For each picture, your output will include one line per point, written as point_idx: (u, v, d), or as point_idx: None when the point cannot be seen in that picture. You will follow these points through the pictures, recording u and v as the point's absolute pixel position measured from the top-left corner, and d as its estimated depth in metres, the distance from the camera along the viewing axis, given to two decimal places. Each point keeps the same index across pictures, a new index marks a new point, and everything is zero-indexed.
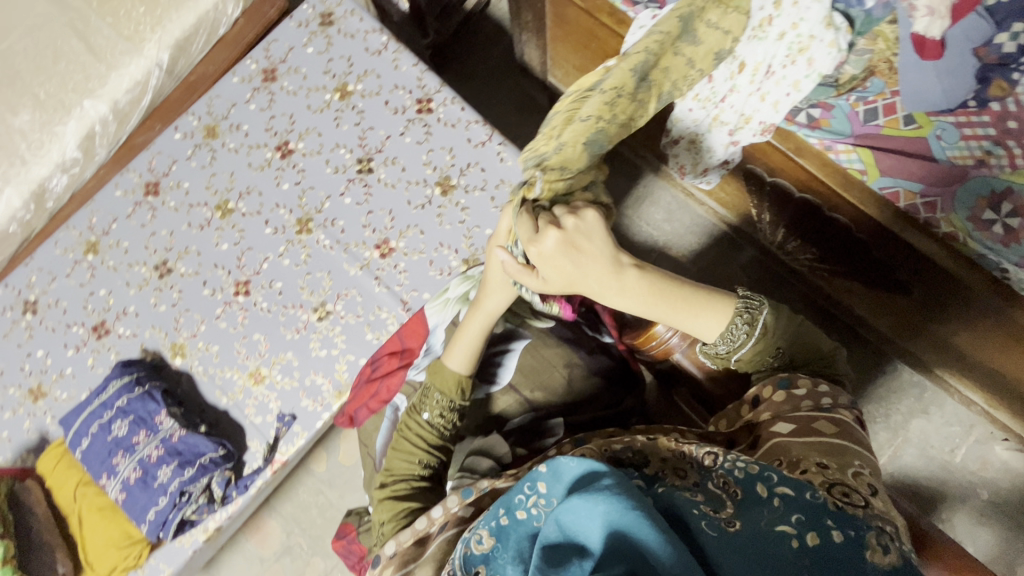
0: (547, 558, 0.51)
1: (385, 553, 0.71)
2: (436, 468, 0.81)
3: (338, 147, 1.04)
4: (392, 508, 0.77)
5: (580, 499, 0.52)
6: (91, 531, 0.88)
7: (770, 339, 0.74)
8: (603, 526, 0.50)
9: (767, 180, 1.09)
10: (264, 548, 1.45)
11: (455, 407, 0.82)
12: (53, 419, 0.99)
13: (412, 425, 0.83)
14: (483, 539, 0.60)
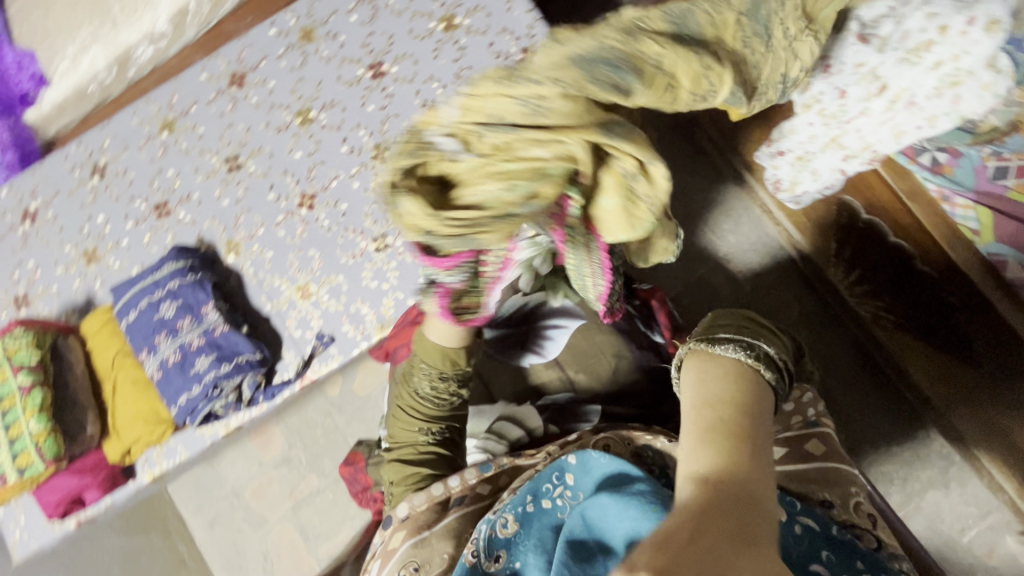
0: (571, 544, 0.62)
1: (398, 515, 0.74)
2: (442, 431, 0.82)
3: (432, 80, 1.00)
4: (401, 472, 0.80)
5: (610, 500, 0.63)
6: (122, 402, 0.89)
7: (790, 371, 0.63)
8: (627, 526, 0.60)
9: (861, 216, 1.02)
10: (265, 452, 1.50)
11: (446, 375, 0.80)
12: (102, 285, 1.01)
13: (404, 396, 0.83)
14: (508, 522, 0.68)
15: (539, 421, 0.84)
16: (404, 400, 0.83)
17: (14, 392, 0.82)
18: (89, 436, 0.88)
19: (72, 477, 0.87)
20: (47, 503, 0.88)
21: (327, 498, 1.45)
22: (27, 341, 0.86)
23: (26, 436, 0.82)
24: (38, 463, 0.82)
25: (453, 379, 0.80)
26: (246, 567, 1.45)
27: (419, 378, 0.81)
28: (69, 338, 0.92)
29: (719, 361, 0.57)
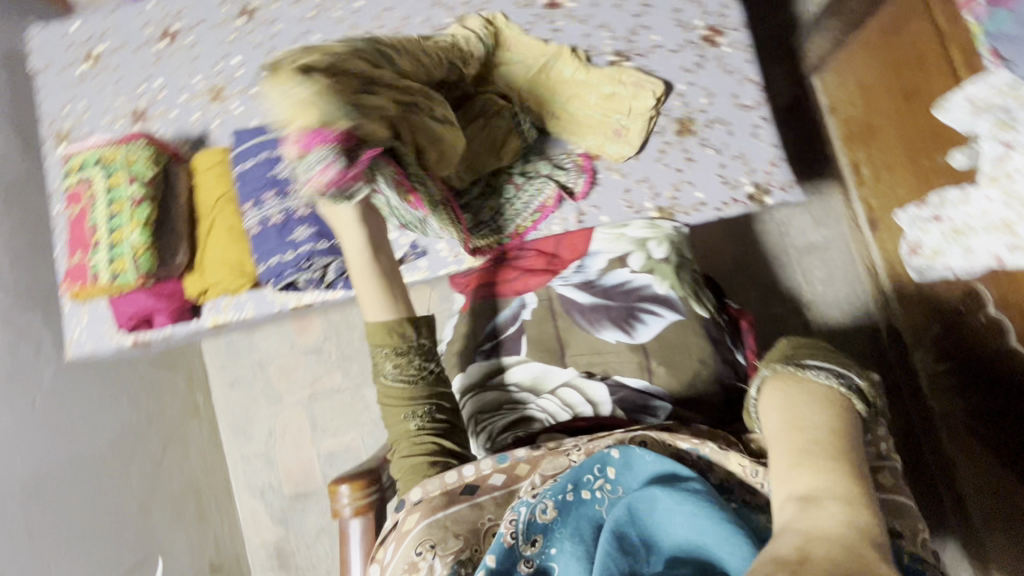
0: (626, 546, 0.55)
1: (410, 499, 0.69)
2: (430, 412, 0.77)
3: (605, 27, 0.94)
4: (403, 466, 0.74)
5: (668, 501, 0.56)
6: (215, 244, 0.90)
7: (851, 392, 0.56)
8: (691, 530, 0.54)
9: (989, 312, 0.92)
10: (301, 337, 1.52)
11: (405, 352, 0.78)
12: (220, 126, 1.00)
13: (381, 390, 0.79)
14: (550, 506, 0.61)
15: (605, 396, 0.82)
16: (383, 392, 0.79)
17: (126, 200, 0.83)
18: (176, 266, 0.88)
19: (150, 298, 0.89)
20: (121, 314, 0.91)
21: (346, 399, 1.48)
22: (147, 155, 0.85)
23: (126, 245, 0.82)
24: (129, 274, 0.82)
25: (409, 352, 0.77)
26: (252, 433, 1.51)
27: (383, 364, 0.77)
28: (180, 167, 0.92)
29: (806, 385, 0.54)
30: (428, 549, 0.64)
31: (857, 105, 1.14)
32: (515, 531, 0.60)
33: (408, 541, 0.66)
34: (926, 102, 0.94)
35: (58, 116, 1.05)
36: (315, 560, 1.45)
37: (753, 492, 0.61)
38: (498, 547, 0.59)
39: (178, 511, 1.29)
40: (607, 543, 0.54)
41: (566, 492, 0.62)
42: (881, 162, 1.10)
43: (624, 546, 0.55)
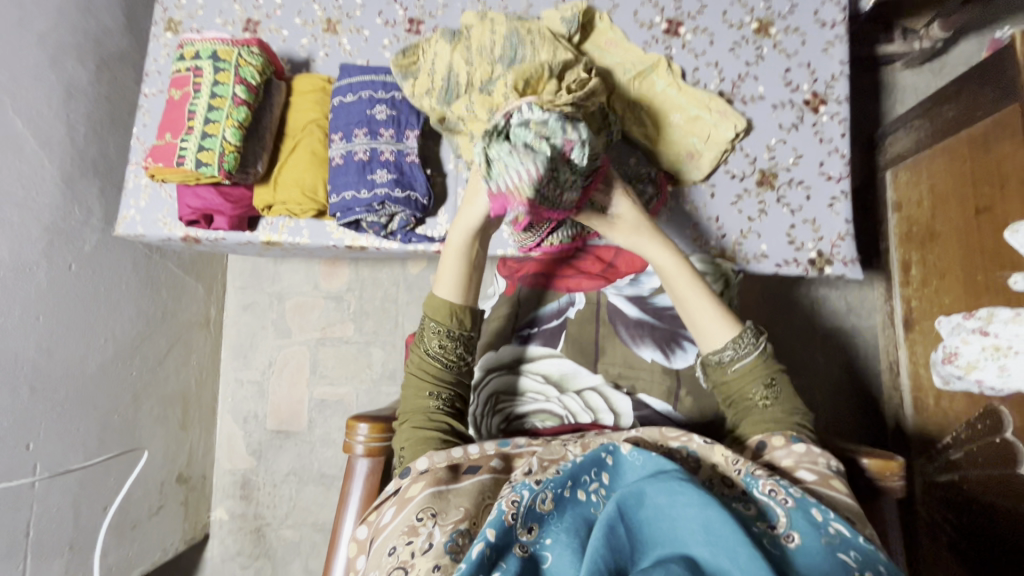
0: (612, 543, 0.43)
1: (415, 468, 0.60)
2: (451, 399, 0.72)
3: (715, 66, 0.97)
4: (411, 435, 0.67)
5: (660, 496, 0.46)
6: (293, 164, 0.91)
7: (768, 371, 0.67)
8: (691, 527, 0.43)
9: (1003, 434, 0.93)
10: (326, 281, 1.50)
11: (454, 334, 0.73)
12: (325, 57, 1.03)
13: (415, 359, 0.74)
14: (545, 499, 0.49)
15: (628, 410, 0.84)
16: (417, 361, 0.73)
17: (228, 98, 0.84)
18: (253, 173, 0.88)
19: (218, 197, 0.89)
20: (185, 206, 0.91)
21: (352, 352, 1.48)
22: (258, 62, 0.87)
23: (218, 139, 0.83)
24: (214, 167, 0.82)
25: (460, 340, 0.73)
26: (251, 360, 1.50)
27: (430, 339, 0.73)
28: (280, 82, 0.94)
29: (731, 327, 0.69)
30: (428, 517, 0.54)
31: (925, 208, 1.16)
32: (513, 514, 0.48)
33: (410, 507, 0.55)
34: (998, 221, 0.97)
35: (173, 4, 1.06)
36: (278, 500, 1.44)
37: (731, 485, 0.54)
38: (494, 524, 0.47)
39: (163, 414, 1.29)
40: (593, 539, 0.43)
41: (562, 488, 0.50)
42: (934, 267, 1.13)
43: (611, 543, 0.43)
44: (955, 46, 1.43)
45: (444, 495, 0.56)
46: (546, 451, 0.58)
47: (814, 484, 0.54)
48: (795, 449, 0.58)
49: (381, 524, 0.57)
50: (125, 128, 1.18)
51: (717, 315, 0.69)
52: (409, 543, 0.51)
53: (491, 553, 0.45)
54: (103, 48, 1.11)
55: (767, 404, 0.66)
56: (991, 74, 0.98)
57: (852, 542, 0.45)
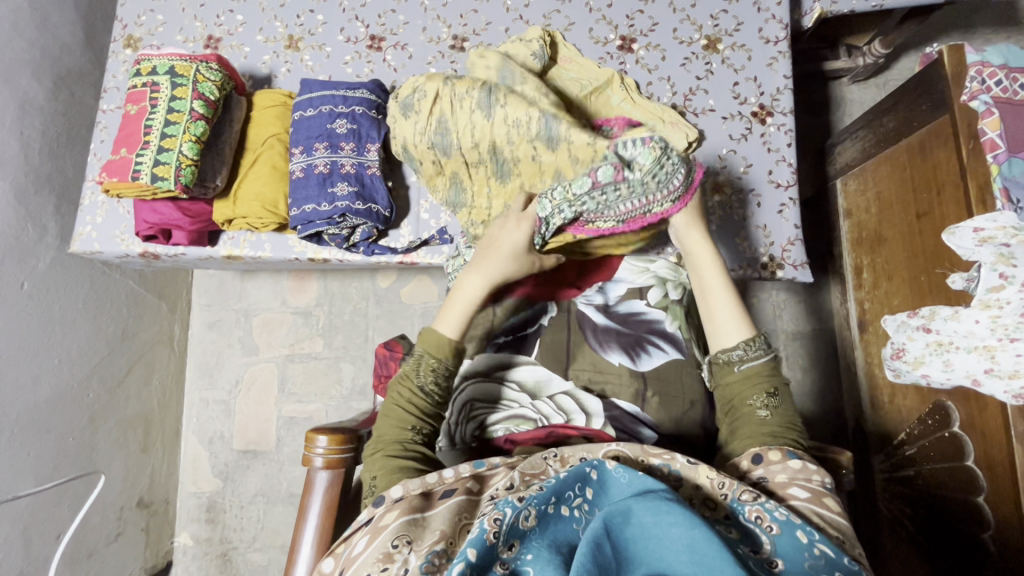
0: (599, 560, 0.41)
1: (390, 497, 0.58)
2: (429, 433, 0.71)
3: (667, 81, 1.01)
4: (384, 465, 0.65)
5: (647, 514, 0.44)
6: (253, 178, 0.91)
7: (773, 381, 0.67)
8: (675, 547, 0.42)
9: (952, 428, 0.98)
10: (294, 296, 1.49)
11: (449, 374, 0.72)
12: (287, 73, 1.04)
13: (400, 390, 0.71)
14: (528, 515, 0.48)
15: (598, 408, 0.85)
16: (402, 393, 0.70)
17: (186, 112, 0.84)
18: (213, 187, 0.88)
19: (177, 212, 0.88)
20: (142, 221, 0.89)
21: (321, 368, 1.46)
22: (217, 78, 0.87)
23: (174, 154, 0.82)
24: (170, 181, 0.82)
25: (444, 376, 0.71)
26: (217, 379, 1.47)
27: (421, 373, 0.71)
28: (241, 98, 0.95)
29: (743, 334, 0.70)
30: (404, 545, 0.53)
31: (872, 214, 1.22)
32: (495, 533, 0.46)
33: (383, 536, 0.54)
34: (937, 224, 1.02)
35: (132, 22, 1.07)
36: (245, 522, 1.41)
37: (713, 507, 0.53)
38: (475, 542, 0.45)
39: (123, 436, 1.26)
40: (577, 554, 0.41)
41: (545, 505, 0.49)
42: (883, 270, 1.18)
43: (598, 561, 0.41)
44: (896, 62, 1.51)
45: (419, 523, 0.55)
46: (526, 464, 0.58)
47: (805, 503, 0.53)
48: (791, 464, 0.57)
49: (352, 555, 0.55)
50: (84, 144, 1.16)
51: (733, 315, 0.71)
52: (385, 569, 0.50)
53: (470, 571, 0.43)
54: (60, 64, 1.10)
55: (768, 414, 0.64)
56: (923, 87, 1.04)
57: (838, 562, 0.45)
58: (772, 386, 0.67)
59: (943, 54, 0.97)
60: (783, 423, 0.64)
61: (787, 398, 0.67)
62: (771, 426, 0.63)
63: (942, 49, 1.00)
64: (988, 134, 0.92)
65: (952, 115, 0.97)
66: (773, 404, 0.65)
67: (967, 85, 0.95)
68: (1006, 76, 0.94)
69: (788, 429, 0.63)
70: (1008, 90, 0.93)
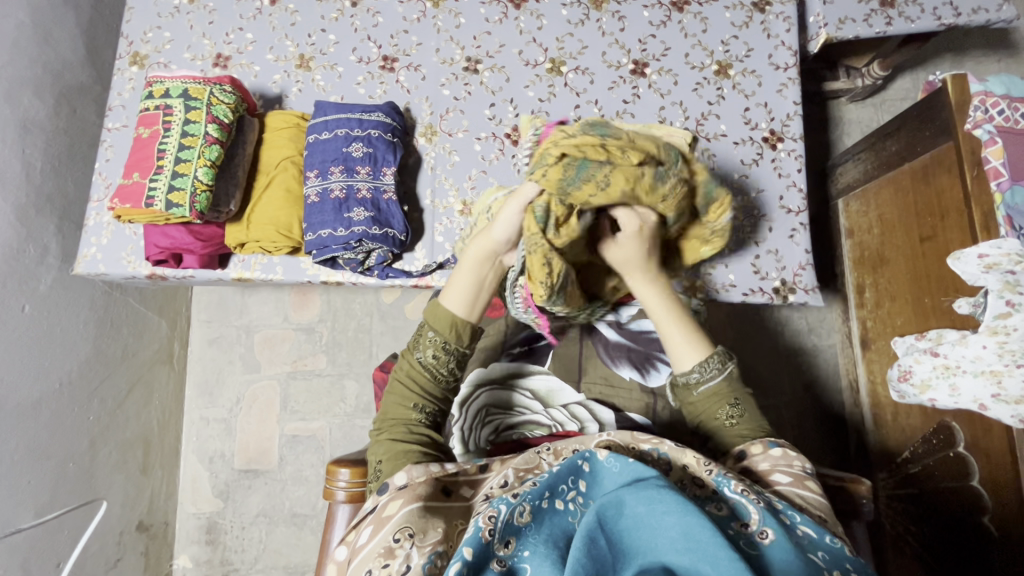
0: (594, 555, 0.40)
1: (393, 485, 0.58)
2: (435, 414, 0.69)
3: (679, 105, 1.02)
4: (388, 448, 0.64)
5: (639, 504, 0.43)
6: (265, 203, 0.90)
7: (731, 388, 0.65)
8: (670, 536, 0.41)
9: (956, 448, 1.00)
10: (296, 312, 1.48)
11: (452, 349, 0.68)
12: (298, 92, 1.03)
13: (406, 366, 0.70)
14: (523, 512, 0.47)
15: (612, 418, 0.87)
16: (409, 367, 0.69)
17: (200, 136, 0.82)
18: (226, 212, 0.87)
19: (189, 236, 0.87)
20: (153, 245, 0.88)
21: (325, 385, 1.44)
22: (230, 101, 0.86)
23: (189, 179, 0.81)
24: (185, 208, 0.80)
25: (454, 356, 0.68)
26: (218, 397, 1.45)
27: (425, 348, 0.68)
28: (253, 119, 0.93)
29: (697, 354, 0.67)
30: (406, 538, 0.50)
31: (874, 236, 1.24)
32: (491, 530, 0.45)
33: (388, 527, 0.52)
34: (940, 250, 1.05)
35: (139, 39, 1.05)
36: (247, 543, 1.38)
37: (702, 486, 0.53)
38: (470, 541, 0.44)
39: (123, 459, 1.23)
40: (572, 552, 0.40)
41: (540, 500, 0.48)
42: (886, 290, 1.20)
43: (592, 555, 0.40)
44: (893, 82, 1.54)
45: (423, 514, 0.53)
46: (521, 460, 0.58)
47: (788, 487, 0.54)
48: (772, 453, 0.58)
49: (357, 545, 0.53)
50: (85, 161, 1.14)
51: (687, 341, 0.67)
52: (385, 566, 0.48)
53: (467, 571, 0.42)
54: (62, 80, 1.08)
55: (736, 423, 0.64)
56: (926, 114, 1.06)
57: (820, 543, 0.46)
58: (732, 395, 0.65)
59: (947, 84, 1.00)
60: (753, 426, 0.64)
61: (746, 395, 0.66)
62: (745, 432, 0.63)
63: (945, 78, 1.02)
64: (991, 162, 0.95)
65: (955, 142, 0.99)
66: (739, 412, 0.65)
67: (970, 114, 0.97)
68: (1008, 107, 0.96)
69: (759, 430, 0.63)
70: (1010, 119, 0.95)
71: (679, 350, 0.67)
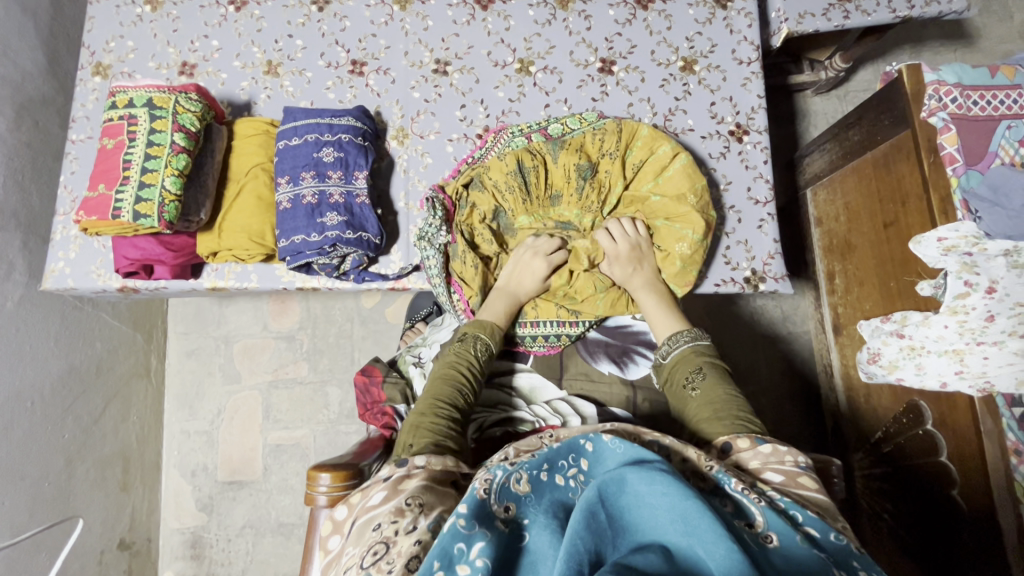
0: (593, 528, 0.41)
1: (414, 461, 0.60)
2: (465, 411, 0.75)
3: (647, 101, 1.04)
4: (428, 434, 0.67)
5: (640, 483, 0.43)
6: (238, 210, 0.89)
7: (700, 362, 0.77)
8: (668, 516, 0.41)
9: (925, 425, 1.04)
10: (275, 320, 1.46)
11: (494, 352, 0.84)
12: (267, 99, 1.02)
13: (457, 354, 0.80)
14: (520, 479, 0.48)
15: (593, 412, 0.88)
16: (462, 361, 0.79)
17: (166, 146, 0.81)
18: (196, 221, 0.86)
19: (159, 246, 0.86)
20: (122, 257, 0.86)
21: (307, 393, 1.43)
22: (197, 109, 0.85)
23: (157, 189, 0.80)
24: (153, 219, 0.79)
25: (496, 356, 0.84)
26: (198, 410, 1.43)
27: (476, 343, 0.82)
28: (221, 126, 0.93)
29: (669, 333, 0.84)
30: (416, 505, 0.53)
31: (841, 223, 1.28)
32: (486, 490, 0.47)
33: (400, 495, 0.55)
34: (903, 234, 1.08)
35: (101, 49, 1.03)
36: (233, 556, 1.36)
37: (704, 480, 0.54)
38: (468, 498, 0.46)
39: (101, 476, 1.21)
40: (571, 523, 0.41)
41: (538, 470, 0.49)
42: (854, 275, 1.24)
43: (592, 528, 0.41)
44: (855, 74, 1.59)
45: (434, 492, 0.56)
46: (523, 441, 0.58)
47: (779, 485, 0.55)
48: (761, 450, 0.60)
49: (367, 505, 0.55)
50: (50, 174, 1.12)
51: (664, 316, 0.86)
52: (394, 521, 0.51)
53: (464, 522, 0.44)
54: (22, 92, 1.06)
55: (706, 393, 0.72)
56: (885, 103, 1.10)
57: (824, 540, 0.47)
58: (700, 367, 0.76)
59: (902, 73, 1.03)
60: (727, 401, 0.70)
61: (723, 376, 0.74)
62: (716, 406, 0.70)
63: (901, 69, 1.05)
64: (946, 148, 0.98)
65: (913, 130, 1.03)
66: (709, 384, 0.73)
67: (926, 103, 1.00)
68: (960, 94, 0.99)
69: (736, 412, 0.68)
70: (962, 106, 0.99)
71: (655, 320, 0.86)
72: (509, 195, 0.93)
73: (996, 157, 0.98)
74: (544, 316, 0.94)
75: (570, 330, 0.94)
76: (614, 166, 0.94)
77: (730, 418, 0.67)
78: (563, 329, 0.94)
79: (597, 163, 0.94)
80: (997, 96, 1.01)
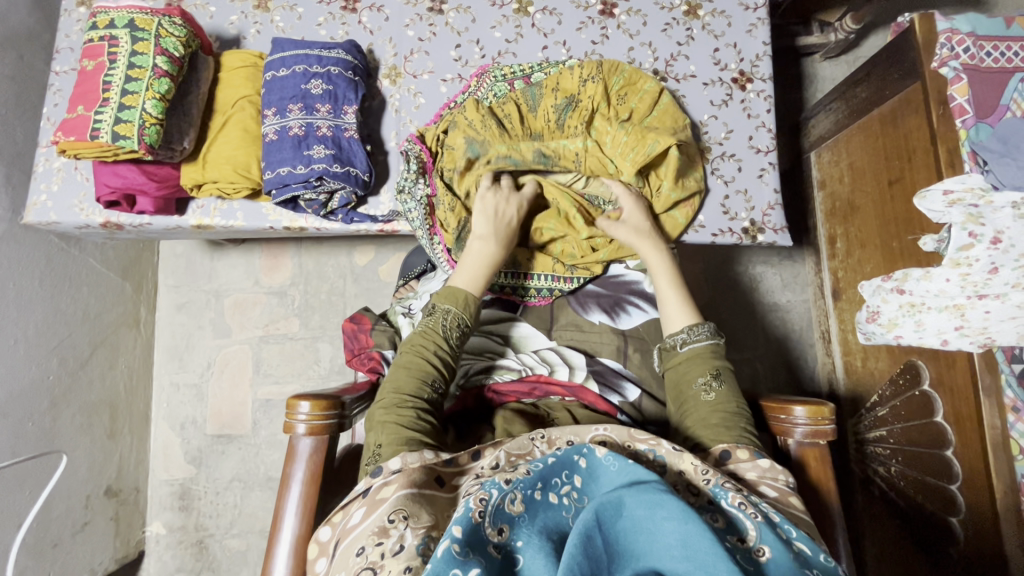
0: (590, 553, 0.40)
1: (387, 468, 0.58)
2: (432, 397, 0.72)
3: (648, 45, 1.00)
4: (390, 434, 0.65)
5: (639, 507, 0.42)
6: (223, 142, 0.87)
7: (717, 363, 0.73)
8: (668, 542, 0.40)
9: (922, 386, 1.02)
10: (267, 276, 1.44)
11: (463, 327, 0.77)
12: (257, 34, 0.99)
13: (420, 341, 0.74)
14: (515, 499, 0.46)
15: (582, 362, 0.87)
16: (424, 345, 0.74)
17: (148, 68, 0.79)
18: (180, 150, 0.83)
19: (141, 175, 0.84)
20: (103, 185, 0.84)
21: (297, 349, 1.42)
22: (181, 34, 0.82)
23: (137, 111, 0.77)
24: (133, 140, 0.77)
25: (464, 329, 0.77)
26: (188, 362, 1.42)
27: (438, 323, 0.75)
28: (207, 57, 0.90)
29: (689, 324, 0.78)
30: (399, 519, 0.51)
31: (846, 184, 1.25)
32: (480, 512, 0.45)
33: (382, 508, 0.53)
34: (908, 191, 1.05)
35: None
36: (221, 509, 1.36)
37: (696, 493, 0.52)
38: (460, 521, 0.44)
39: (88, 422, 1.20)
40: (568, 547, 0.39)
41: (532, 490, 0.47)
42: (856, 238, 1.22)
43: (589, 553, 0.40)
44: (865, 40, 1.55)
45: (418, 498, 0.54)
46: (514, 444, 0.58)
47: (775, 501, 0.56)
48: (760, 464, 0.59)
49: (349, 526, 0.55)
50: (35, 111, 1.09)
51: (677, 304, 0.80)
52: (379, 544, 0.49)
53: (458, 549, 0.42)
54: (5, 23, 1.03)
55: (713, 398, 0.70)
56: (895, 56, 1.06)
57: (815, 560, 0.46)
58: (716, 368, 0.72)
59: (914, 23, 0.98)
60: (733, 411, 0.68)
61: (733, 384, 0.72)
62: (721, 412, 0.68)
63: (912, 18, 1.01)
64: (957, 99, 0.94)
65: (922, 81, 0.99)
66: (719, 388, 0.71)
67: (937, 52, 0.96)
68: (972, 45, 0.96)
69: (739, 423, 0.67)
70: (975, 57, 0.95)
71: (667, 299, 0.81)
72: (493, 129, 0.88)
73: (1007, 110, 0.94)
74: (539, 270, 0.93)
75: (563, 287, 0.93)
76: (596, 91, 0.90)
77: (734, 428, 0.66)
78: (557, 285, 0.92)
79: (578, 95, 0.91)
80: (1011, 48, 0.98)
